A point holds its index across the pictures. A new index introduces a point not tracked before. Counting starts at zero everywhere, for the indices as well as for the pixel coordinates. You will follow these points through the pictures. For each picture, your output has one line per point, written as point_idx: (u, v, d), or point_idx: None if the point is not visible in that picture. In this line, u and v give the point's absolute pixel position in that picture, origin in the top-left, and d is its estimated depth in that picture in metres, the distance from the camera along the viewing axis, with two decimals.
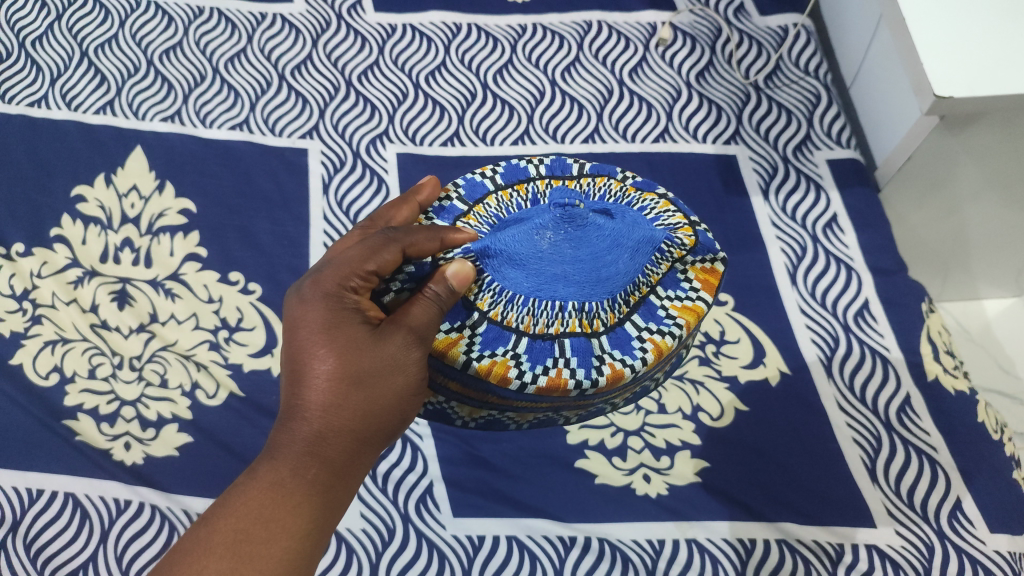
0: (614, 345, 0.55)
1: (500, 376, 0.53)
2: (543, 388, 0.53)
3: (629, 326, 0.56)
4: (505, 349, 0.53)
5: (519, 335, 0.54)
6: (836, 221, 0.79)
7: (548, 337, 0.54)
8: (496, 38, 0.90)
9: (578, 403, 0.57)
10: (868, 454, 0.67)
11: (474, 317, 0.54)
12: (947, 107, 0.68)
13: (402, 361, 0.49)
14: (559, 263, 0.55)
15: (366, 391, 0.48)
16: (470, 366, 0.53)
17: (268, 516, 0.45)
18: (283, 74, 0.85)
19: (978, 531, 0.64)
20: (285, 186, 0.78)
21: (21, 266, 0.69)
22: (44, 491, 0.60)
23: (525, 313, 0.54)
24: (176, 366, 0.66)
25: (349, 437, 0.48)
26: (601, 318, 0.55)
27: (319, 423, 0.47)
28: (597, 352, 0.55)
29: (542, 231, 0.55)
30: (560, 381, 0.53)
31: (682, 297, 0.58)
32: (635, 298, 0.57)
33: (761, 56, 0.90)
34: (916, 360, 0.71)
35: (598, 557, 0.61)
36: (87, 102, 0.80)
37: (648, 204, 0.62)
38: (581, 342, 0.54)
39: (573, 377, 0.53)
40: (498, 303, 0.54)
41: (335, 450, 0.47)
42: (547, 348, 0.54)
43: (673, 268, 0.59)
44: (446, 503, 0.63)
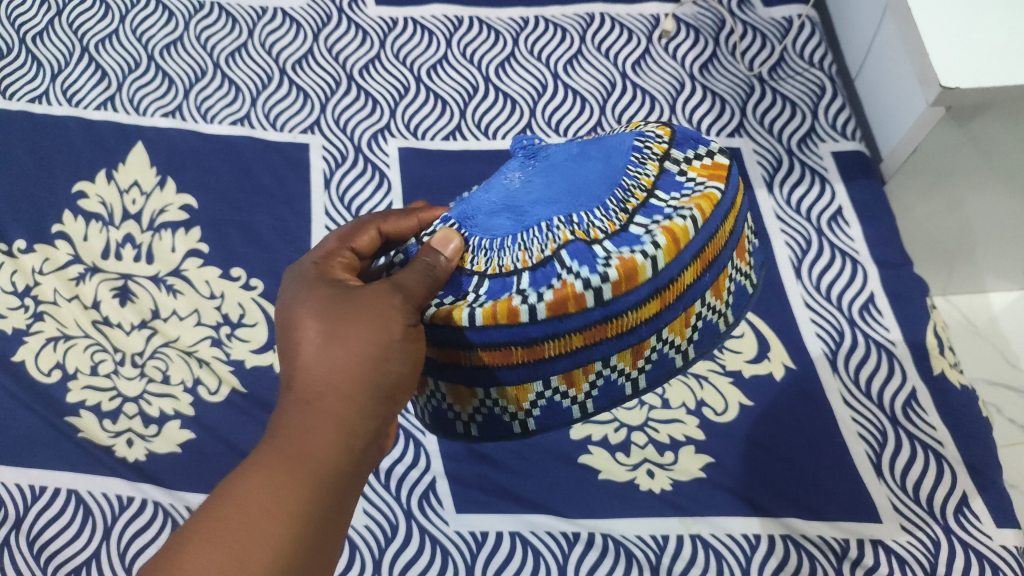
0: (620, 245, 0.43)
1: (507, 313, 0.42)
2: (552, 309, 0.42)
3: (634, 230, 0.44)
4: (509, 292, 0.44)
5: (519, 273, 0.44)
6: (841, 214, 0.79)
7: (547, 261, 0.44)
8: (498, 31, 0.89)
9: (612, 326, 0.43)
10: (873, 449, 0.66)
11: (473, 281, 0.45)
12: (953, 98, 0.68)
13: (381, 303, 0.43)
14: (530, 193, 0.47)
15: (347, 344, 0.43)
16: (475, 318, 0.43)
17: (252, 493, 0.39)
18: (285, 69, 0.85)
19: (985, 526, 0.63)
20: (287, 181, 0.77)
21: (22, 263, 0.69)
22: (47, 488, 0.61)
23: (519, 252, 0.45)
24: (178, 362, 0.66)
25: (339, 396, 0.42)
26: (599, 227, 0.44)
27: (303, 388, 0.43)
28: (602, 255, 0.43)
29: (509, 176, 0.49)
30: (568, 292, 0.42)
31: (686, 192, 0.46)
32: (636, 203, 0.45)
33: (765, 47, 0.89)
34: (922, 354, 0.71)
35: (601, 552, 0.61)
36: (88, 98, 0.80)
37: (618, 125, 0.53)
38: (580, 249, 0.43)
39: (582, 284, 0.42)
40: (487, 258, 0.46)
41: (323, 411, 0.42)
42: (551, 269, 0.43)
43: (666, 166, 0.48)
44: (449, 499, 0.63)
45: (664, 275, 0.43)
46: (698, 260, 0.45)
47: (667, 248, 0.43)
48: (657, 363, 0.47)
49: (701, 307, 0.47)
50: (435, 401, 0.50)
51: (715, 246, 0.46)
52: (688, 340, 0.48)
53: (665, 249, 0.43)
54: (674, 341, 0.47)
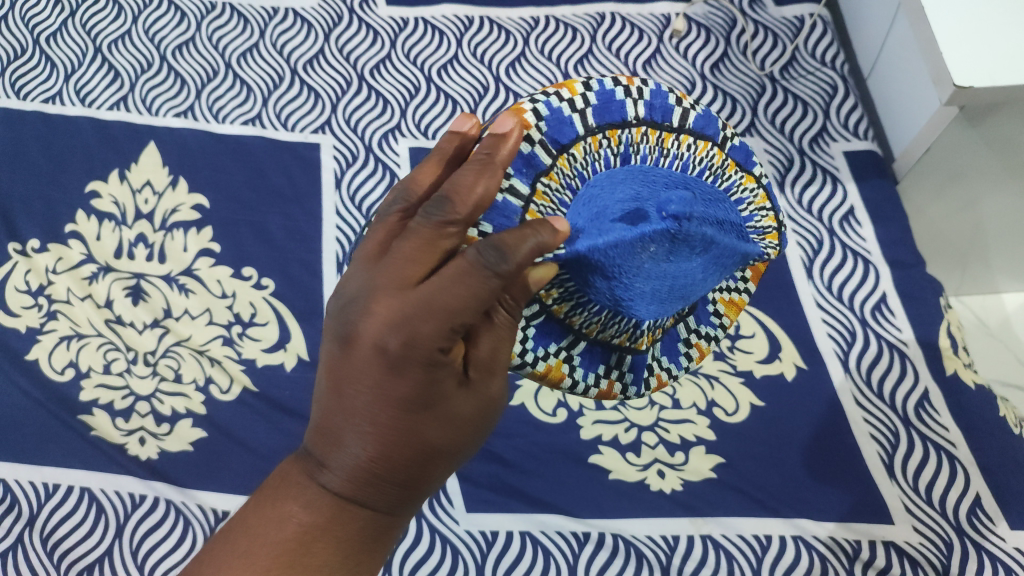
0: (664, 350, 0.48)
1: (552, 381, 0.43)
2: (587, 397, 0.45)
3: (681, 326, 0.48)
4: (558, 348, 0.43)
5: (578, 336, 0.43)
6: (853, 214, 0.78)
7: (607, 346, 0.44)
8: (508, 31, 0.89)
9: None
10: (885, 450, 0.66)
11: (532, 308, 0.42)
12: (967, 97, 0.67)
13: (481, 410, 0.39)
14: (653, 285, 0.40)
15: (443, 450, 0.38)
16: (522, 368, 0.42)
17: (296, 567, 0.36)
18: (296, 69, 0.85)
19: (998, 528, 0.63)
20: (298, 181, 0.78)
21: (36, 262, 0.69)
22: (60, 486, 0.61)
23: (593, 319, 0.42)
24: (189, 362, 0.67)
25: (412, 491, 0.38)
26: (662, 326, 0.45)
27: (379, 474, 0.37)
28: (649, 361, 0.46)
29: (645, 242, 0.39)
30: (610, 393, 0.45)
31: (732, 287, 0.50)
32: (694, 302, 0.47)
33: (777, 47, 0.88)
34: (935, 354, 0.70)
35: (612, 552, 0.61)
36: (101, 98, 0.80)
37: (747, 196, 0.47)
38: (639, 357, 0.45)
39: (621, 392, 0.46)
40: (567, 305, 0.42)
41: (390, 505, 0.38)
42: (603, 353, 0.44)
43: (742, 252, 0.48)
44: (459, 498, 0.63)
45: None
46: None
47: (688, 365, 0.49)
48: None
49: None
50: None
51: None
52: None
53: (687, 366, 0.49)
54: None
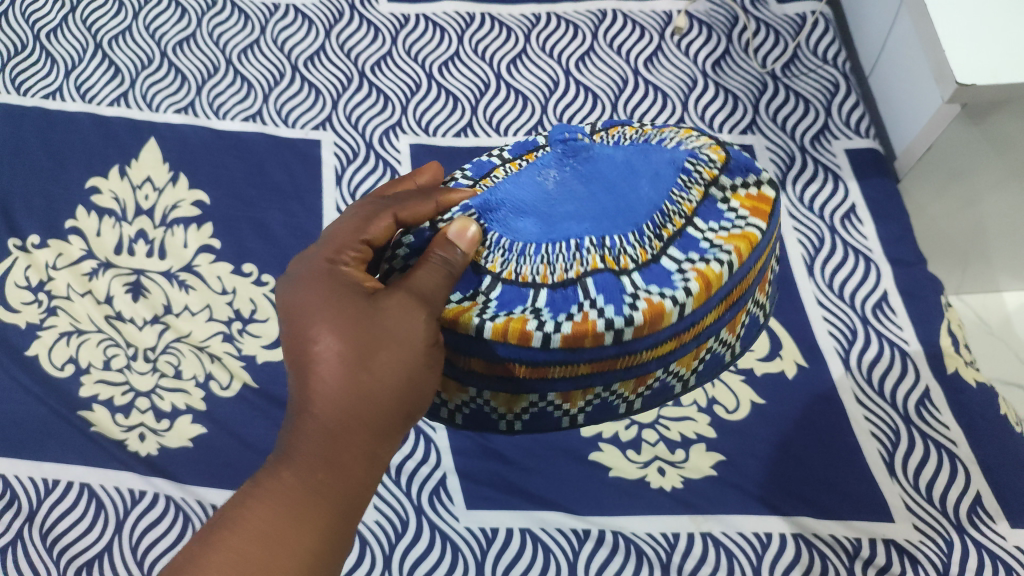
0: (649, 281, 0.46)
1: (520, 334, 0.44)
2: (570, 341, 0.44)
3: (667, 261, 0.47)
4: (522, 307, 0.45)
5: (540, 290, 0.46)
6: (854, 212, 0.78)
7: (569, 282, 0.46)
8: (509, 28, 0.89)
9: (624, 361, 0.46)
10: (886, 448, 0.66)
11: (486, 282, 0.46)
12: (967, 95, 0.67)
13: (408, 333, 0.43)
14: (569, 203, 0.48)
15: (373, 377, 0.43)
16: (482, 329, 0.45)
17: (270, 524, 0.41)
18: (297, 65, 0.85)
19: (999, 526, 0.63)
20: (298, 177, 0.77)
21: (36, 258, 0.69)
22: (59, 482, 0.61)
23: (540, 263, 0.46)
24: (189, 358, 0.67)
25: (356, 427, 0.43)
26: (630, 255, 0.46)
27: (322, 414, 0.43)
28: (628, 289, 0.45)
29: (545, 172, 0.50)
30: (588, 325, 0.44)
31: (726, 226, 0.49)
32: (669, 230, 0.48)
33: (778, 44, 0.88)
34: (936, 352, 0.70)
35: (612, 550, 0.61)
36: (101, 94, 0.80)
37: (669, 136, 0.54)
38: (608, 280, 0.45)
39: (607, 324, 0.44)
40: (510, 261, 0.46)
41: (343, 445, 0.43)
42: (570, 295, 0.45)
43: (711, 193, 0.50)
44: (459, 495, 0.63)
45: (686, 319, 0.46)
46: (722, 302, 0.48)
47: (696, 291, 0.45)
48: (705, 368, 0.52)
49: (742, 317, 0.53)
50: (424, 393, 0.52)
51: (740, 290, 0.49)
52: (735, 338, 0.53)
53: (695, 295, 0.45)
54: (726, 342, 0.52)
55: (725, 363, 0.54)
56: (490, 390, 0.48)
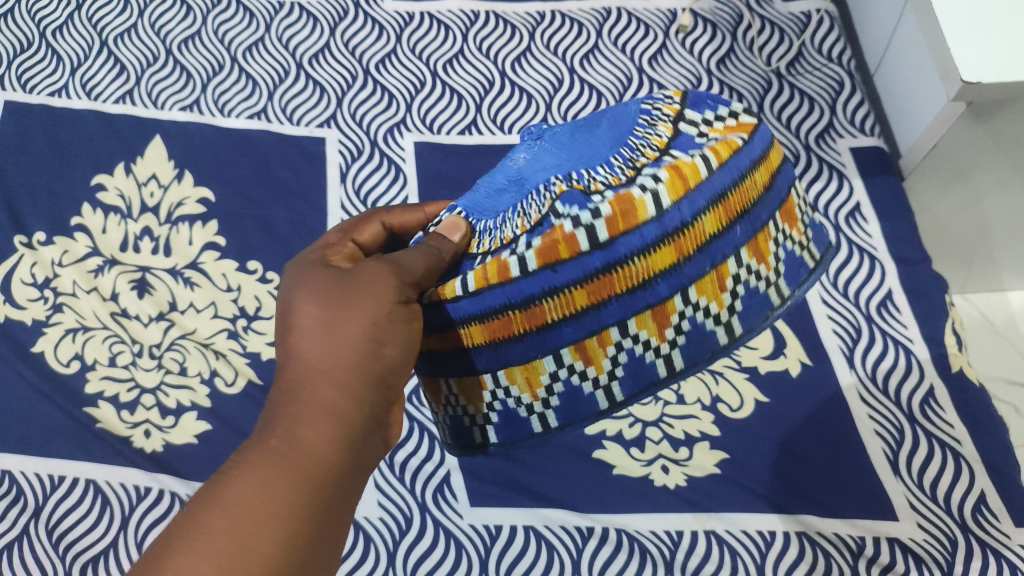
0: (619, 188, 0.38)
1: (498, 271, 0.38)
2: (548, 256, 0.37)
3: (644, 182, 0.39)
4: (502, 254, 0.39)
5: (518, 237, 0.40)
6: (859, 210, 0.78)
7: (542, 218, 0.39)
8: (514, 25, 0.89)
9: (619, 276, 0.38)
10: (890, 446, 0.66)
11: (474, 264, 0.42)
12: (974, 93, 0.67)
13: (380, 282, 0.40)
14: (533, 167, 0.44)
15: (345, 332, 0.39)
16: (466, 284, 0.39)
17: (235, 495, 0.35)
18: (301, 63, 0.85)
19: (1003, 525, 0.63)
20: (303, 175, 0.78)
21: (42, 255, 0.70)
22: (65, 478, 0.61)
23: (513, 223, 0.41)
24: (195, 355, 0.67)
25: (321, 382, 0.38)
26: (601, 181, 0.40)
27: (290, 368, 0.39)
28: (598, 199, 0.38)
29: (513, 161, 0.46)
30: (558, 234, 0.37)
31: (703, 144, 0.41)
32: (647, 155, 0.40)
33: (783, 42, 0.88)
34: (941, 351, 0.70)
35: (615, 547, 0.61)
36: (106, 91, 0.81)
37: None
38: (576, 195, 0.38)
39: (580, 228, 0.37)
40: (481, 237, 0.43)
41: (307, 404, 0.38)
42: (545, 226, 0.38)
43: (682, 128, 0.42)
44: (463, 492, 0.63)
45: (670, 218, 0.37)
46: (719, 205, 0.39)
47: (671, 184, 0.38)
48: (744, 303, 0.41)
49: (772, 243, 0.41)
50: (451, 409, 0.44)
51: (745, 195, 0.40)
52: (775, 271, 0.42)
53: (669, 187, 0.37)
54: (760, 272, 0.41)
55: (812, 269, 0.44)
56: (503, 367, 0.41)
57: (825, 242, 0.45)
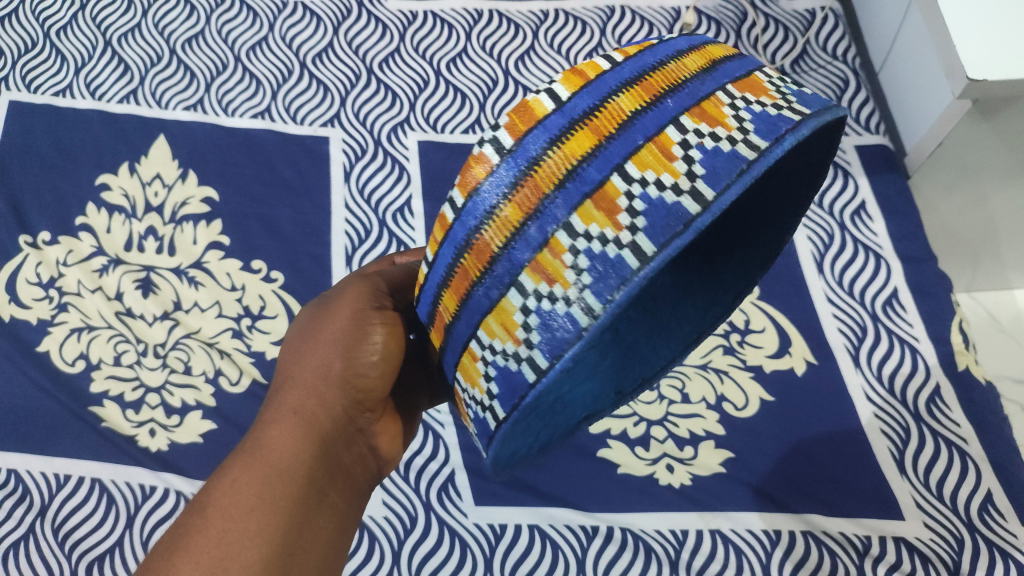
0: None
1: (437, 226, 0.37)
2: (467, 184, 0.36)
3: None
4: None
5: None
6: (864, 208, 0.78)
7: None
8: (517, 24, 0.89)
9: (541, 176, 0.34)
10: (896, 445, 0.66)
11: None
12: (980, 90, 0.67)
13: (350, 300, 0.46)
14: None
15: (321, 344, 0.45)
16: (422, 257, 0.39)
17: (224, 495, 0.38)
18: (305, 62, 0.85)
19: (1009, 524, 0.62)
20: (307, 174, 0.78)
21: (47, 254, 0.70)
22: (70, 477, 0.61)
23: None
24: (199, 354, 0.67)
25: (300, 387, 0.44)
26: None
27: (279, 382, 0.45)
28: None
29: None
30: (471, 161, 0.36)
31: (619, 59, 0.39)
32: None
33: (788, 40, 0.88)
34: (946, 349, 0.70)
35: (620, 546, 0.61)
36: (111, 91, 0.81)
37: None
38: None
39: (486, 146, 0.35)
40: None
41: (287, 408, 0.43)
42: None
43: None
44: (468, 491, 0.63)
45: (573, 107, 0.35)
46: (634, 86, 0.36)
47: (567, 80, 0.36)
48: (708, 164, 0.33)
49: (726, 108, 0.35)
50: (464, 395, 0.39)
51: (669, 75, 0.36)
52: (740, 128, 0.34)
53: (565, 83, 0.36)
54: (719, 132, 0.34)
55: (801, 118, 0.34)
56: (480, 323, 0.37)
57: (821, 103, 0.36)
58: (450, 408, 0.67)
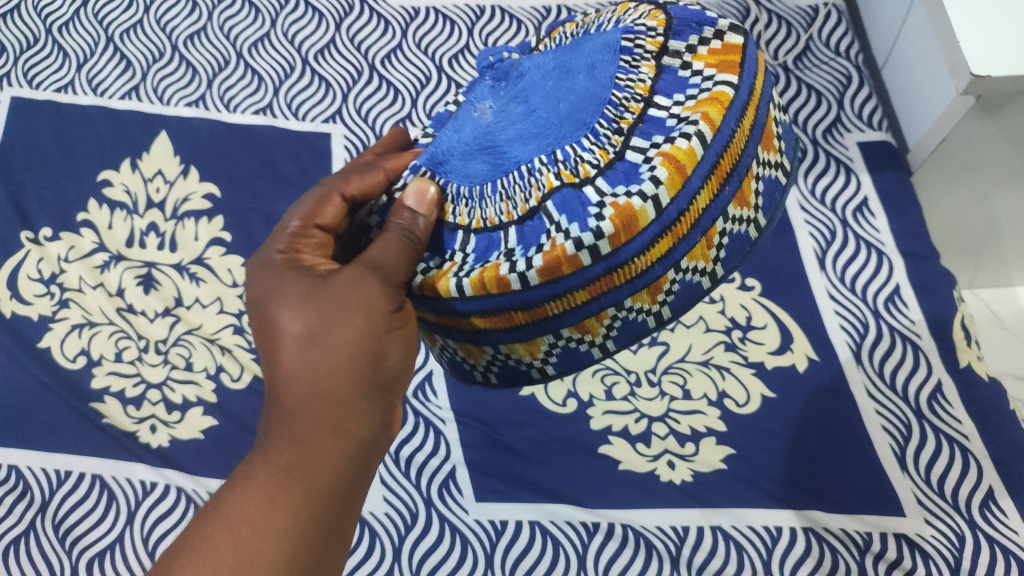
0: (614, 181, 0.36)
1: (496, 282, 0.37)
2: (550, 275, 0.36)
3: (631, 156, 0.37)
4: (497, 255, 0.38)
5: (506, 227, 0.39)
6: (866, 205, 0.78)
7: (535, 212, 0.38)
8: (520, 20, 0.89)
9: (617, 274, 0.36)
10: (897, 442, 0.65)
11: (459, 237, 0.41)
12: (984, 86, 0.67)
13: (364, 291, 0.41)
14: (509, 127, 0.41)
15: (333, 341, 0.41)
16: (463, 289, 0.38)
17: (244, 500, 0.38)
18: (307, 58, 0.85)
19: (1012, 521, 0.62)
20: (308, 170, 0.78)
21: (49, 250, 0.70)
22: (71, 473, 0.61)
23: (501, 200, 0.40)
24: (200, 350, 0.67)
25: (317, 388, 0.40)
26: (588, 161, 0.38)
27: (283, 375, 0.41)
28: (596, 200, 0.36)
29: (481, 107, 0.43)
30: (557, 255, 0.35)
31: (693, 92, 0.38)
32: (625, 124, 0.38)
33: (791, 36, 0.87)
34: (949, 346, 0.70)
35: (621, 543, 0.61)
36: (113, 87, 0.81)
37: (606, 20, 0.47)
38: (568, 195, 0.37)
39: (583, 252, 0.35)
40: (475, 210, 0.41)
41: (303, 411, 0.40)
42: (539, 224, 0.37)
43: (665, 65, 0.40)
44: (468, 488, 0.63)
45: (667, 213, 0.36)
46: (712, 177, 0.37)
47: (669, 180, 0.35)
48: (730, 247, 0.39)
49: (754, 179, 0.39)
50: (449, 353, 0.46)
51: (734, 152, 0.37)
52: (755, 207, 0.39)
53: (669, 182, 0.35)
54: (743, 216, 0.39)
55: (784, 188, 0.42)
56: (503, 342, 0.41)
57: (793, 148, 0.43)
58: (451, 404, 0.66)
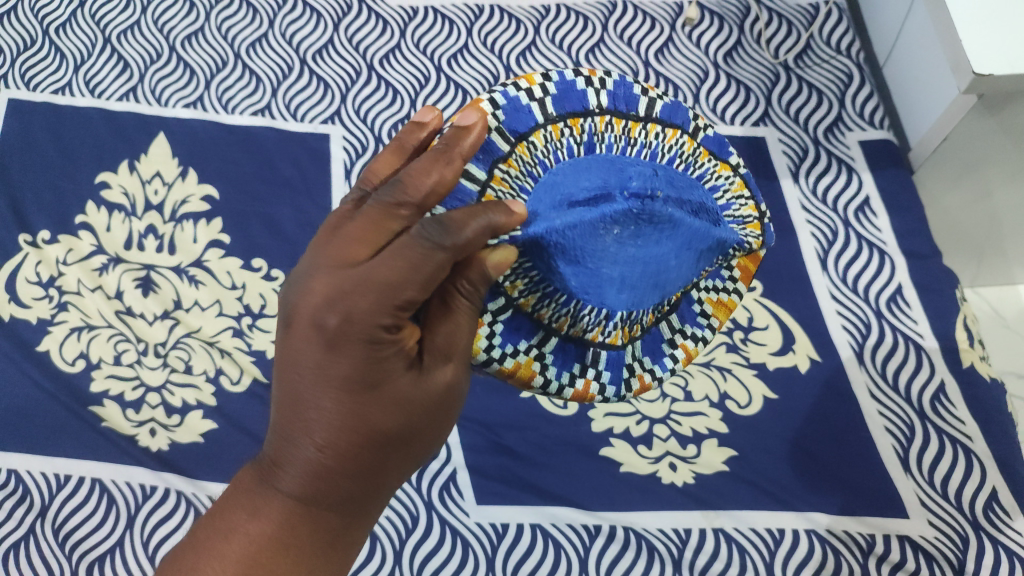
0: (646, 350, 0.45)
1: (523, 377, 0.40)
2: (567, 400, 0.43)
3: (664, 326, 0.46)
4: (529, 345, 0.40)
5: (550, 332, 0.40)
6: (868, 204, 0.77)
7: (583, 344, 0.41)
8: (518, 20, 0.88)
9: None
10: (900, 444, 0.65)
11: (497, 301, 0.39)
12: (986, 85, 0.66)
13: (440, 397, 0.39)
14: (615, 267, 0.38)
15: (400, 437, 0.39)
16: (490, 366, 0.40)
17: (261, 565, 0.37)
18: (305, 59, 0.85)
19: (1014, 522, 0.62)
20: (307, 172, 0.77)
21: (46, 253, 0.69)
22: (71, 478, 0.61)
23: (563, 312, 0.39)
24: (200, 353, 0.67)
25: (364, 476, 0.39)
26: (641, 325, 0.43)
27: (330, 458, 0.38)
28: (629, 361, 0.44)
29: (608, 222, 0.37)
30: (586, 395, 0.42)
31: (719, 288, 0.47)
32: (675, 297, 0.45)
33: (791, 34, 0.86)
34: (951, 347, 0.70)
35: (622, 546, 0.61)
36: (110, 89, 0.80)
37: (722, 183, 0.44)
38: (617, 355, 0.43)
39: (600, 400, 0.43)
40: (533, 295, 0.39)
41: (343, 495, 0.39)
42: (578, 351, 0.42)
43: None
44: (469, 490, 0.62)
45: None
46: None
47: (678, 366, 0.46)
48: None
49: None
50: None
51: None
52: None
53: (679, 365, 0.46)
54: None
55: None
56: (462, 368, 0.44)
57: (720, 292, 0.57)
58: None
